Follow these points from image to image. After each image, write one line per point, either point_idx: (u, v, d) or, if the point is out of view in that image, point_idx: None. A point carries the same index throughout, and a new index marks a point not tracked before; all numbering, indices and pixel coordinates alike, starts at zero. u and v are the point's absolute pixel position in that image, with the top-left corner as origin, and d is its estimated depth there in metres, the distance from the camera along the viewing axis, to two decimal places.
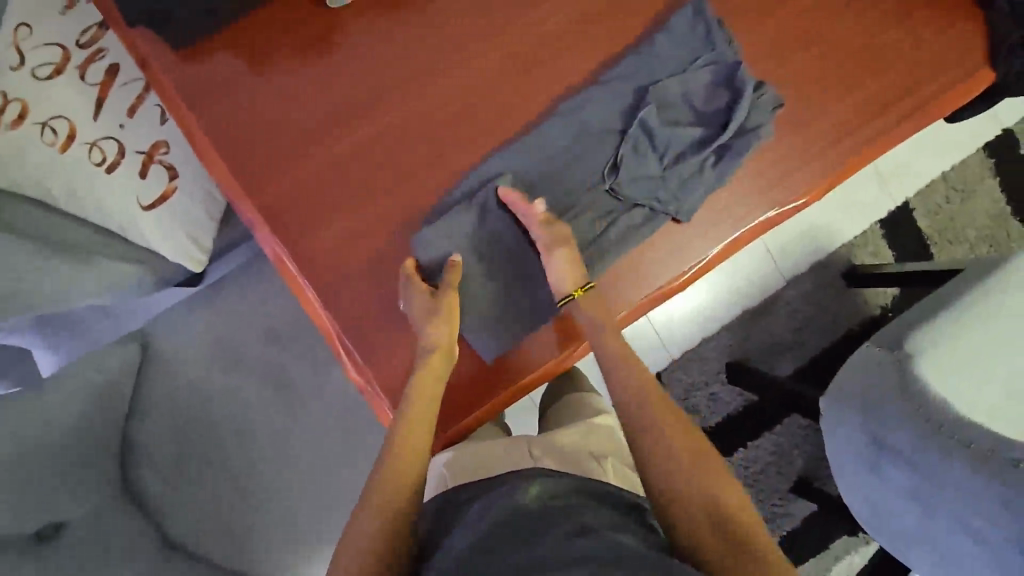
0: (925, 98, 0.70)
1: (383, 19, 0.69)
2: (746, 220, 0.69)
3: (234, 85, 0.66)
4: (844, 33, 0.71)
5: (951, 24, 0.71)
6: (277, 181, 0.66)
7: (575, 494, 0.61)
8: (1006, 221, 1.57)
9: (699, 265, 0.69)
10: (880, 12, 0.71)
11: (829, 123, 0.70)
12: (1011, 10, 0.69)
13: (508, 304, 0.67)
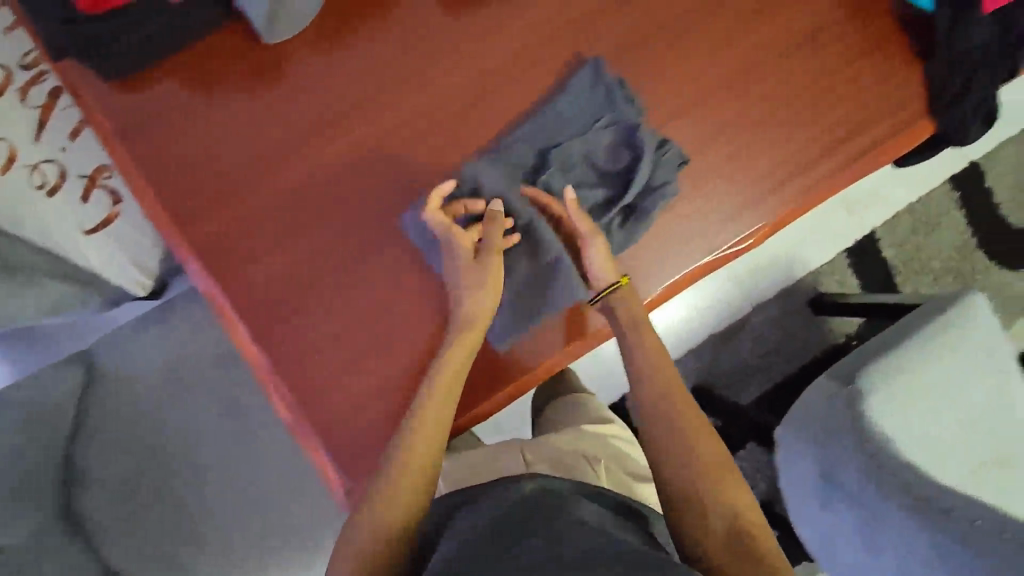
0: (866, 147, 0.70)
1: (342, 45, 0.66)
2: (689, 263, 0.68)
3: (182, 114, 0.63)
4: (792, 80, 0.70)
5: (898, 71, 0.70)
6: (231, 209, 0.64)
7: (576, 495, 0.63)
8: (970, 253, 1.59)
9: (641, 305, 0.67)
10: (828, 59, 0.71)
11: (771, 169, 0.70)
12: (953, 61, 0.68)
13: None
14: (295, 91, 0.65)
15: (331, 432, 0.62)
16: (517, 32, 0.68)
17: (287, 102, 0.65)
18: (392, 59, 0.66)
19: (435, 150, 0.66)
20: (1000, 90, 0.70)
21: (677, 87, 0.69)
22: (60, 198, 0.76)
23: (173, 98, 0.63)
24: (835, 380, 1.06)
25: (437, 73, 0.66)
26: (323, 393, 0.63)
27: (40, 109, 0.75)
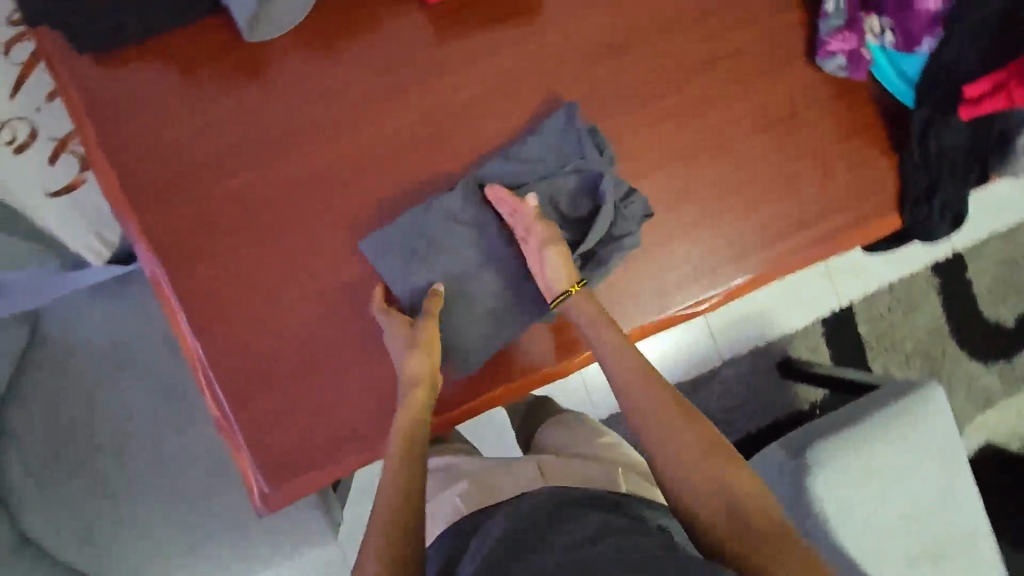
0: (832, 230, 0.71)
1: (323, 52, 0.67)
2: (641, 317, 0.68)
3: (154, 96, 0.63)
4: (766, 153, 0.71)
5: (869, 161, 0.71)
6: (187, 197, 0.63)
7: (586, 507, 0.63)
8: (943, 339, 1.60)
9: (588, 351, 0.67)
10: (804, 138, 0.71)
11: (734, 237, 0.70)
12: (923, 160, 0.69)
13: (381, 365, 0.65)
14: (273, 92, 0.66)
15: (255, 435, 0.61)
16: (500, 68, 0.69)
17: (263, 101, 0.65)
18: (372, 74, 0.67)
19: (403, 169, 0.67)
20: (970, 192, 0.71)
21: (650, 142, 0.70)
22: (26, 156, 0.76)
23: (150, 81, 0.63)
24: (784, 450, 1.05)
25: (415, 95, 0.68)
26: (252, 394, 0.62)
27: (19, 66, 0.75)
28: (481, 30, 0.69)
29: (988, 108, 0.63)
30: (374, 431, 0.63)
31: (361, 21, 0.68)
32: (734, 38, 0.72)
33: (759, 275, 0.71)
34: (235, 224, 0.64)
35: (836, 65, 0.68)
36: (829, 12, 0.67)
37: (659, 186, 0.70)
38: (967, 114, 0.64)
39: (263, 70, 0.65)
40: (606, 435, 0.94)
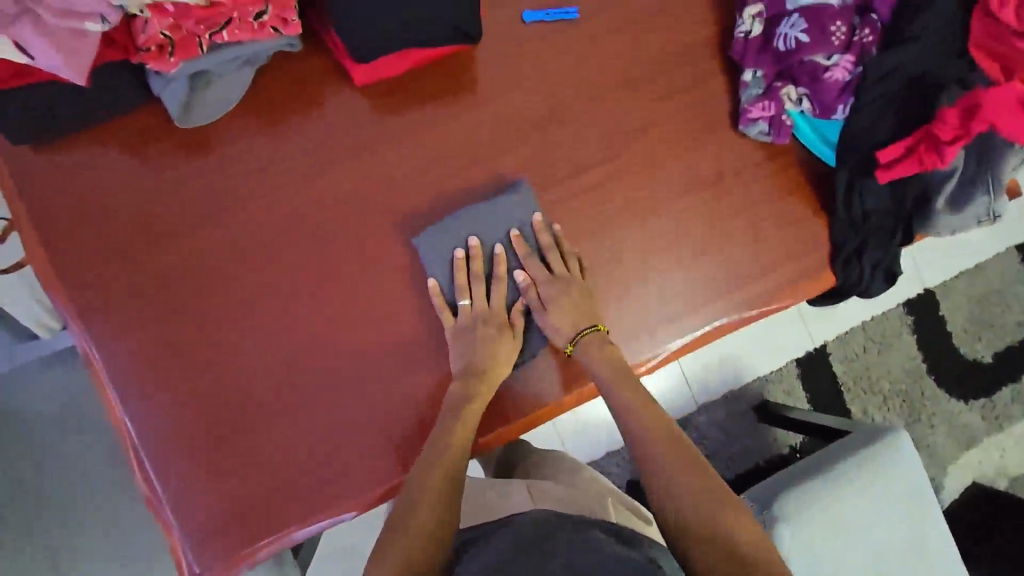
0: (768, 290, 0.72)
1: (260, 129, 0.67)
2: (581, 382, 0.69)
3: (92, 183, 0.65)
4: (702, 215, 0.72)
5: (802, 222, 0.72)
6: (124, 280, 0.64)
7: (586, 524, 0.59)
8: (921, 378, 1.59)
9: (533, 415, 0.68)
10: (739, 201, 0.72)
11: (672, 299, 0.70)
12: (852, 221, 0.70)
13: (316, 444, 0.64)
14: (213, 171, 0.66)
15: (191, 513, 0.61)
16: (438, 138, 0.70)
17: (202, 180, 0.66)
18: (313, 150, 0.68)
19: (343, 244, 0.67)
20: (901, 252, 0.72)
21: (589, 209, 0.70)
22: None
23: (94, 164, 0.65)
24: (752, 501, 1.04)
25: (352, 167, 0.68)
26: (187, 476, 0.62)
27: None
28: (421, 103, 0.70)
29: (903, 170, 0.63)
30: (309, 507, 0.63)
31: (298, 98, 0.68)
32: (674, 103, 0.72)
33: (699, 338, 0.72)
34: (175, 301, 0.65)
35: (759, 130, 0.70)
36: (748, 81, 0.69)
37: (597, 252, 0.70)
38: (883, 173, 0.64)
39: (198, 151, 0.66)
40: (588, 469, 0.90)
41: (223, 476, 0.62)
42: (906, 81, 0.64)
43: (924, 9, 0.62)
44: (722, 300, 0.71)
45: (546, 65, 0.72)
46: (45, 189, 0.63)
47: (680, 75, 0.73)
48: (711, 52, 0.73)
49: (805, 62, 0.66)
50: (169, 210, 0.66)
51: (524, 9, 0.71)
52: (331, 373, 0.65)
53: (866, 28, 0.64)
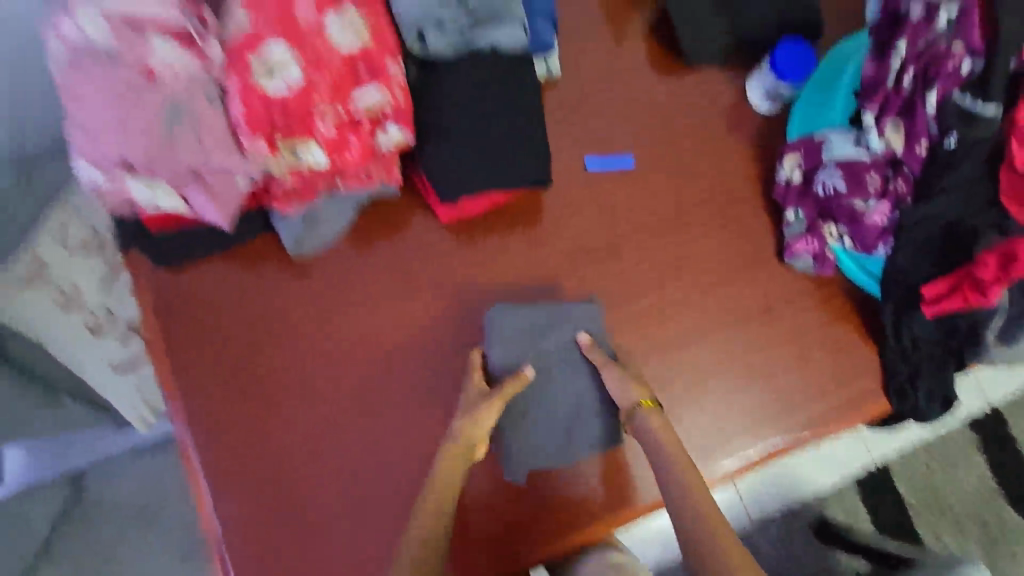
0: (817, 416, 0.75)
1: (353, 257, 0.77)
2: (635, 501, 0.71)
3: (209, 302, 0.75)
4: (750, 342, 0.76)
5: (847, 351, 0.76)
6: (227, 389, 0.72)
7: None
8: (995, 503, 1.49)
9: (587, 532, 0.70)
10: (784, 329, 0.77)
11: (724, 422, 0.73)
12: (900, 351, 0.73)
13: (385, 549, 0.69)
14: (311, 294, 0.76)
15: None
16: (505, 267, 0.78)
17: (302, 301, 0.76)
18: (398, 277, 0.77)
19: (420, 359, 0.75)
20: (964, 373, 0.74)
21: (644, 335, 0.76)
22: (104, 337, 0.96)
23: (215, 284, 0.75)
24: None
25: (429, 291, 0.77)
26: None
27: (113, 263, 1.00)
28: (494, 236, 0.79)
29: (948, 306, 0.68)
30: None
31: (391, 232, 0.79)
32: (723, 237, 0.79)
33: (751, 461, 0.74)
34: (270, 407, 0.72)
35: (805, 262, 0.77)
36: (790, 220, 0.77)
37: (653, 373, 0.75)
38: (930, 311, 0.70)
39: (300, 276, 0.76)
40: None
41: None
42: (941, 228, 0.68)
43: (952, 167, 0.64)
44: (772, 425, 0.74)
45: (607, 202, 0.80)
46: (171, 308, 0.74)
47: (725, 213, 0.80)
48: (756, 194, 0.81)
49: (845, 205, 0.71)
50: (270, 326, 0.75)
51: (587, 155, 0.81)
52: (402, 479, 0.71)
53: (899, 179, 0.69)
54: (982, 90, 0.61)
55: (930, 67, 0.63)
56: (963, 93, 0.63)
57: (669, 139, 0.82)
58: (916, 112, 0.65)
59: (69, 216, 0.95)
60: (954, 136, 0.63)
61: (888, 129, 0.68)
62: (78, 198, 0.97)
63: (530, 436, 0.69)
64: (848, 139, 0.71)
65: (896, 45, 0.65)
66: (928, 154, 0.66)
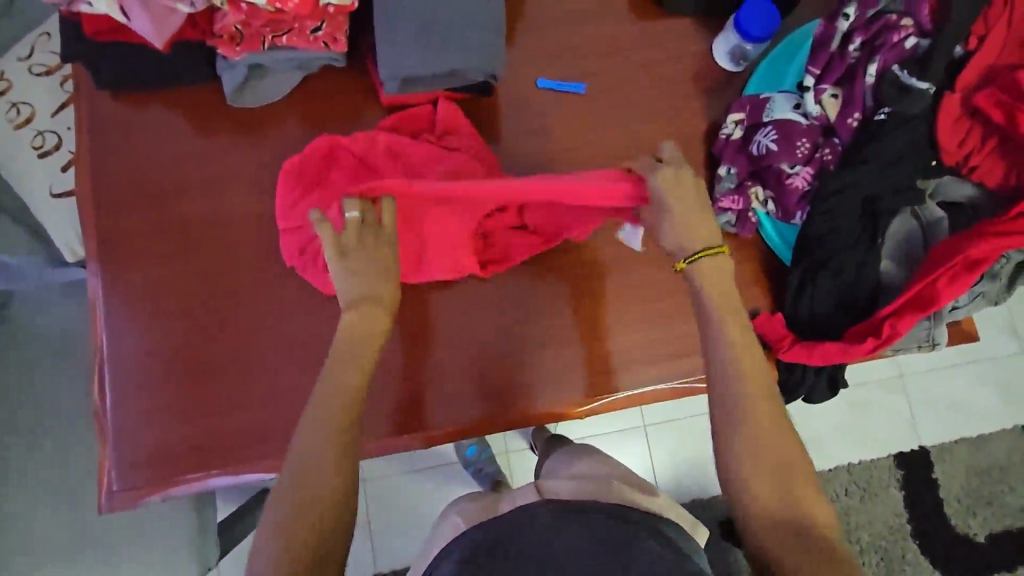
0: None
1: (310, 126, 0.80)
2: (491, 411, 0.75)
3: (141, 137, 0.78)
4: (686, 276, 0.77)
5: (767, 306, 0.75)
6: (133, 222, 0.76)
7: (629, 507, 0.73)
8: (904, 538, 1.50)
9: (462, 423, 0.75)
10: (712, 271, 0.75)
11: (640, 338, 0.80)
12: (809, 318, 0.72)
13: (255, 390, 0.74)
14: (239, 152, 0.79)
15: (138, 427, 0.72)
16: None
17: (231, 160, 0.79)
18: None
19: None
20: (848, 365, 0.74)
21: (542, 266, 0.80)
22: (47, 159, 0.97)
23: (145, 127, 0.78)
24: None
25: None
26: (155, 389, 0.73)
27: (68, 94, 0.99)
28: None
29: (776, 326, 0.72)
30: (234, 452, 0.73)
31: (323, 117, 0.80)
32: None
33: (649, 393, 0.80)
34: (181, 244, 0.77)
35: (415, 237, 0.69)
36: (722, 175, 0.75)
37: (561, 295, 0.79)
38: (795, 334, 0.72)
39: (249, 136, 0.79)
40: (627, 481, 0.81)
41: (174, 395, 0.73)
42: (861, 200, 0.69)
43: (876, 138, 0.66)
44: (684, 361, 0.79)
45: (547, 122, 0.80)
46: (105, 138, 0.77)
47: None
48: (696, 147, 0.80)
49: (772, 167, 0.72)
50: (188, 171, 0.78)
51: (540, 76, 0.81)
52: (281, 354, 0.75)
53: (827, 148, 0.70)
54: (919, 68, 0.65)
55: (876, 41, 0.66)
56: (902, 70, 0.65)
57: (622, 75, 0.82)
58: (855, 81, 0.67)
59: (40, 37, 0.99)
60: (886, 110, 0.66)
61: (825, 96, 0.69)
62: (47, 48, 0.99)
63: (420, 64, 0.70)
64: (789, 104, 0.72)
65: (845, 9, 0.67)
66: (859, 126, 0.68)
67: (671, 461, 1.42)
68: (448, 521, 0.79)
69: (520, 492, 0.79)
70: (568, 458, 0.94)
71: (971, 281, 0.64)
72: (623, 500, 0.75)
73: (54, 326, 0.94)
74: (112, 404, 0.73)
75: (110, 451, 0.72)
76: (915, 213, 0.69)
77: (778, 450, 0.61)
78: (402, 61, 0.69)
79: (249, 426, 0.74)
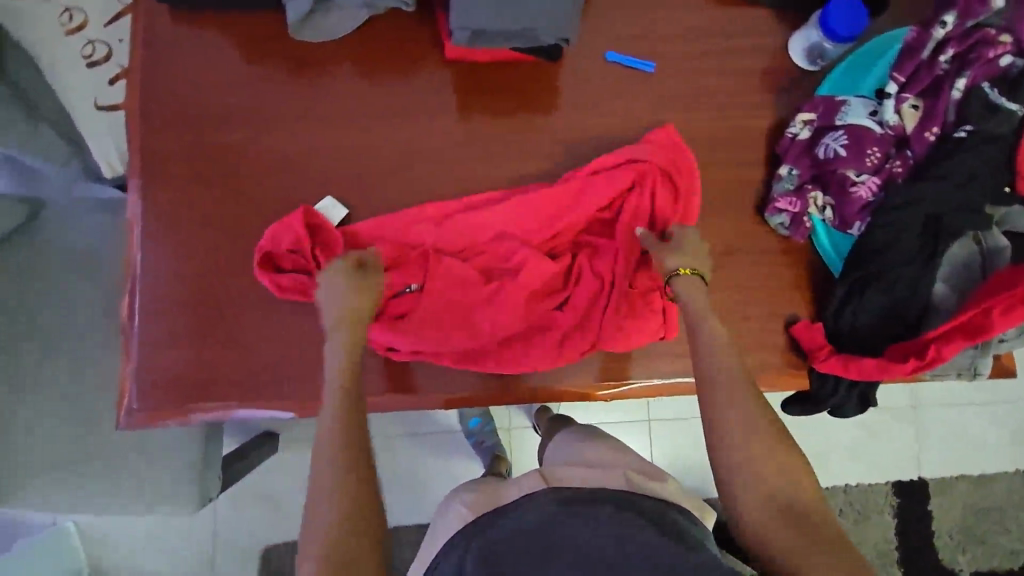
0: (771, 367, 0.72)
1: (368, 69, 0.78)
2: (517, 383, 0.75)
3: (194, 57, 0.76)
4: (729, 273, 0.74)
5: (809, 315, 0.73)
6: (180, 144, 0.75)
7: (636, 495, 0.72)
8: (890, 565, 1.50)
9: (486, 389, 0.74)
10: (757, 271, 0.74)
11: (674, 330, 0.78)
12: (848, 331, 0.70)
13: (282, 330, 0.74)
14: (292, 85, 0.77)
15: (164, 350, 0.72)
16: (498, 116, 0.78)
17: (282, 92, 0.77)
18: (381, 101, 0.77)
19: (364, 190, 0.76)
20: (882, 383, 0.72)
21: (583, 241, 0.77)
22: (96, 70, 0.96)
23: (201, 46, 0.76)
24: None
25: (431, 125, 0.77)
26: (183, 312, 0.73)
27: (123, 7, 0.98)
28: (500, 94, 0.78)
29: (812, 338, 0.71)
30: (254, 388, 0.73)
31: (381, 61, 0.78)
32: (707, 171, 0.77)
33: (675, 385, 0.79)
34: (223, 171, 0.75)
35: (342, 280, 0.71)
36: (783, 175, 0.72)
37: None
38: (835, 346, 0.71)
39: (304, 70, 0.77)
40: (639, 466, 0.80)
41: (202, 323, 0.73)
42: (924, 220, 0.66)
43: (954, 155, 0.64)
44: None
45: (608, 96, 0.78)
46: (159, 52, 0.75)
47: (727, 152, 0.77)
48: (759, 141, 0.78)
49: (837, 172, 0.70)
50: (238, 99, 0.76)
51: (608, 49, 0.79)
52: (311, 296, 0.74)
53: (898, 160, 0.68)
54: (1010, 87, 0.64)
55: (969, 54, 0.64)
56: (990, 88, 0.64)
57: (691, 58, 0.79)
58: (941, 93, 0.65)
59: None
60: (967, 127, 0.64)
61: (906, 106, 0.67)
62: None
63: (493, 16, 0.67)
64: (864, 109, 0.70)
65: (943, 16, 0.64)
66: (936, 141, 0.66)
67: (671, 457, 1.42)
68: (450, 510, 0.77)
69: (525, 473, 0.79)
70: (577, 438, 0.94)
71: None
72: (635, 487, 0.74)
73: (84, 239, 0.94)
74: (141, 322, 0.72)
75: (134, 369, 0.72)
76: (978, 239, 0.67)
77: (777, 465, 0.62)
78: (474, 10, 0.67)
79: (273, 362, 0.73)
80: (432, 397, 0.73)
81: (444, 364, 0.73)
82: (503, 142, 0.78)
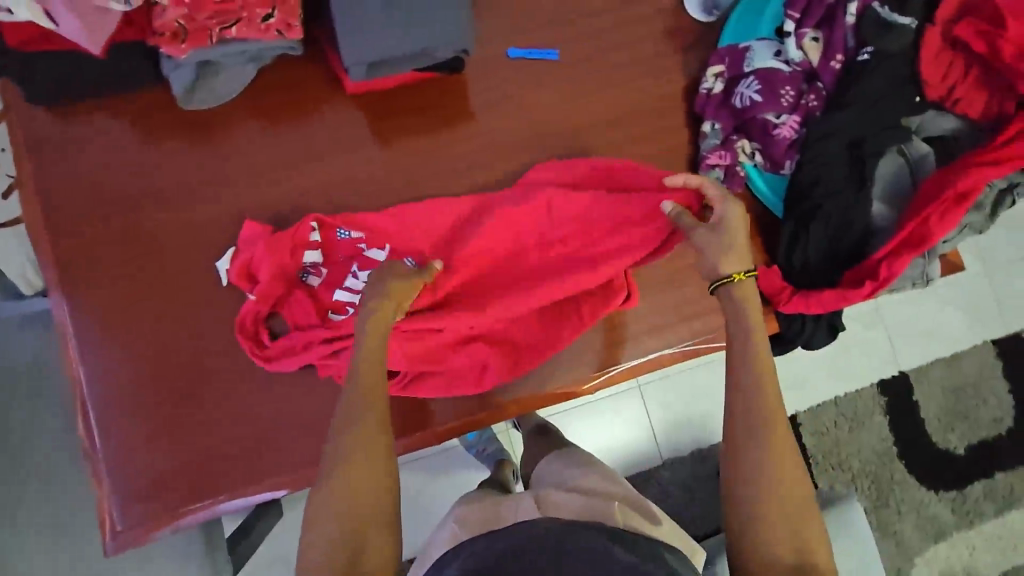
0: None
1: (273, 120, 0.75)
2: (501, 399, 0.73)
3: (83, 153, 0.72)
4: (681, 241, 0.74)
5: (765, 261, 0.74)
6: (91, 248, 0.71)
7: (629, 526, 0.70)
8: (892, 461, 1.57)
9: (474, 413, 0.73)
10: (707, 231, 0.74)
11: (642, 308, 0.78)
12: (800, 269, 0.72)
13: (251, 411, 0.71)
14: (198, 157, 0.73)
15: (132, 464, 0.69)
16: (417, 138, 0.76)
17: (187, 166, 0.73)
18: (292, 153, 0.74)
19: None
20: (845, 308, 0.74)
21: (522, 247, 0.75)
22: None
23: (89, 141, 0.72)
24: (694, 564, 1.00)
25: (352, 163, 0.75)
26: (143, 420, 0.69)
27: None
28: (414, 115, 0.76)
29: (770, 280, 0.72)
30: (237, 477, 0.70)
31: (284, 110, 0.75)
32: (634, 146, 0.77)
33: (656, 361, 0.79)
34: (145, 265, 0.71)
35: (310, 283, 0.71)
36: (707, 132, 0.73)
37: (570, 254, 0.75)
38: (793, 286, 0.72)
39: (206, 138, 0.73)
40: (632, 501, 0.78)
41: (165, 426, 0.70)
42: (850, 140, 0.68)
43: (862, 78, 0.67)
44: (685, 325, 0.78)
45: (521, 93, 0.77)
46: (44, 158, 0.71)
47: (649, 122, 0.77)
48: (677, 105, 0.78)
49: (757, 119, 0.70)
50: (142, 185, 0.72)
51: (509, 45, 0.77)
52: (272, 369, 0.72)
53: (812, 94, 0.69)
54: (899, 4, 0.68)
55: None
56: (880, 6, 0.67)
57: (593, 35, 0.79)
58: (837, 22, 0.69)
59: None
60: (868, 49, 0.67)
61: (807, 39, 0.69)
62: None
63: (385, 43, 0.65)
64: (769, 51, 0.71)
65: None
66: (842, 68, 0.69)
67: (669, 416, 1.44)
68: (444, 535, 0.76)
69: (520, 502, 0.78)
70: (573, 456, 0.93)
71: (961, 215, 0.64)
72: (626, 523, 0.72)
73: None
74: (102, 443, 0.69)
75: (107, 492, 0.68)
76: (903, 151, 0.69)
77: (794, 482, 0.54)
78: (365, 43, 0.65)
79: (250, 446, 0.70)
80: (421, 435, 0.72)
81: (428, 395, 0.71)
82: (427, 162, 0.76)
